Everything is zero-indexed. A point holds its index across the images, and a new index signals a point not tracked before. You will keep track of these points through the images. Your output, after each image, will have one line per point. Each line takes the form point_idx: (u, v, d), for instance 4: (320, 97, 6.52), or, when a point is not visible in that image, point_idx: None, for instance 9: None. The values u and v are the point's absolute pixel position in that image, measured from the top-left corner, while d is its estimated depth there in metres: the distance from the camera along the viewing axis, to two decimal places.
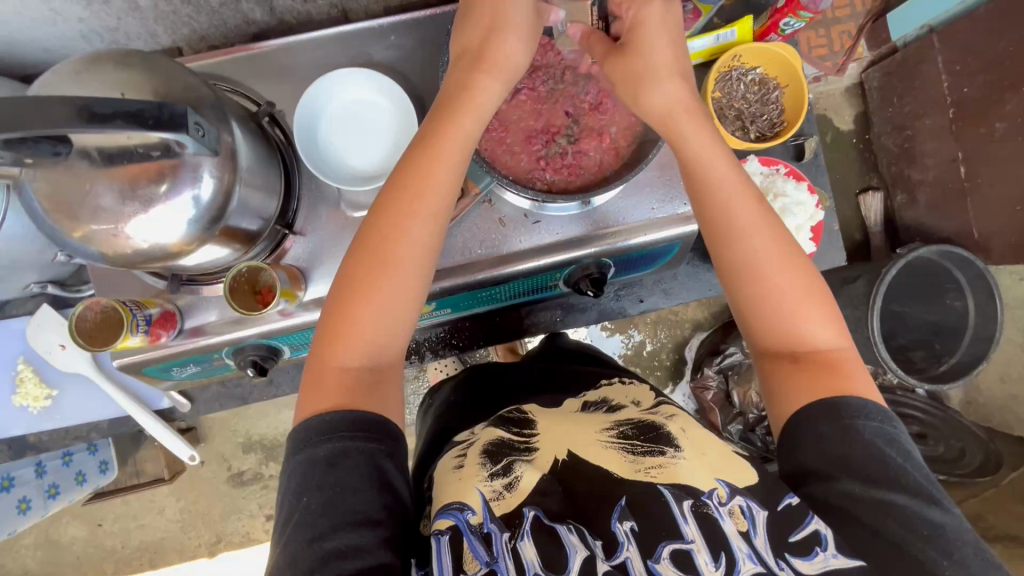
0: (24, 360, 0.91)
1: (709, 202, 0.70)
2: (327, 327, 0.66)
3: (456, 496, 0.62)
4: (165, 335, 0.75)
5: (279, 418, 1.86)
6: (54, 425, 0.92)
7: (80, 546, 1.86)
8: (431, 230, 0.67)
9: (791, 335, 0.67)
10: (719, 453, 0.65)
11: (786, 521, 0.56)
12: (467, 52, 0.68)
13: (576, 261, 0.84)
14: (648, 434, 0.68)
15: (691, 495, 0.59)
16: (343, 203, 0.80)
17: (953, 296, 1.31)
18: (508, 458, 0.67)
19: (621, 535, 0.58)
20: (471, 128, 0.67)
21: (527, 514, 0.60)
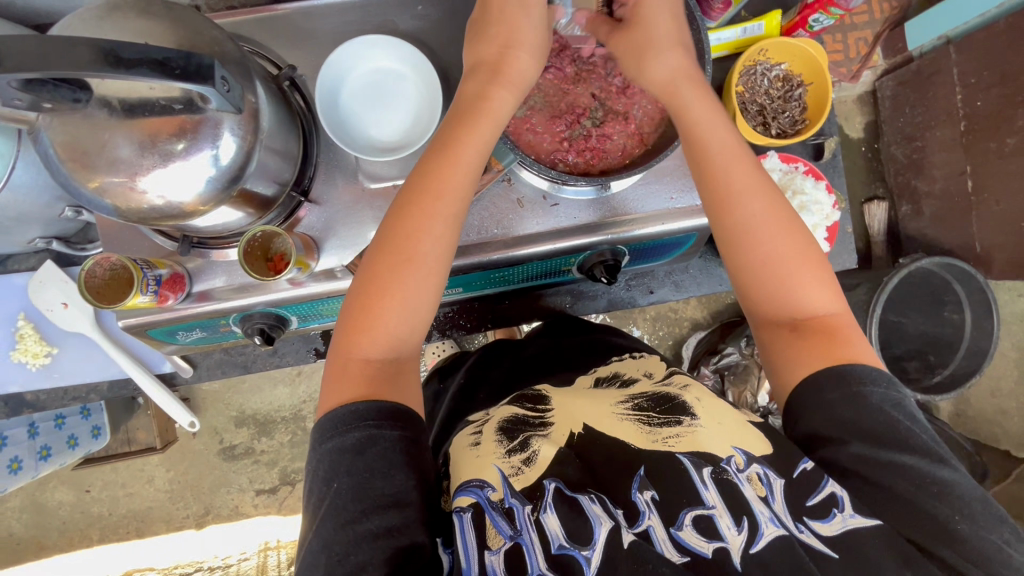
0: (24, 317, 0.90)
1: (711, 182, 0.70)
2: (348, 319, 0.65)
3: (475, 473, 0.62)
4: (173, 297, 0.74)
5: (273, 394, 1.86)
6: (52, 383, 0.90)
7: (67, 511, 1.85)
8: (446, 219, 0.66)
9: (789, 308, 0.67)
10: (734, 421, 0.65)
11: (801, 487, 0.57)
12: (473, 73, 0.70)
13: (591, 247, 0.83)
14: (663, 405, 0.67)
15: (710, 462, 0.60)
16: (361, 174, 0.79)
17: (952, 309, 1.32)
18: (523, 433, 0.67)
19: (643, 504, 0.59)
20: (486, 131, 0.67)
21: (547, 485, 0.60)
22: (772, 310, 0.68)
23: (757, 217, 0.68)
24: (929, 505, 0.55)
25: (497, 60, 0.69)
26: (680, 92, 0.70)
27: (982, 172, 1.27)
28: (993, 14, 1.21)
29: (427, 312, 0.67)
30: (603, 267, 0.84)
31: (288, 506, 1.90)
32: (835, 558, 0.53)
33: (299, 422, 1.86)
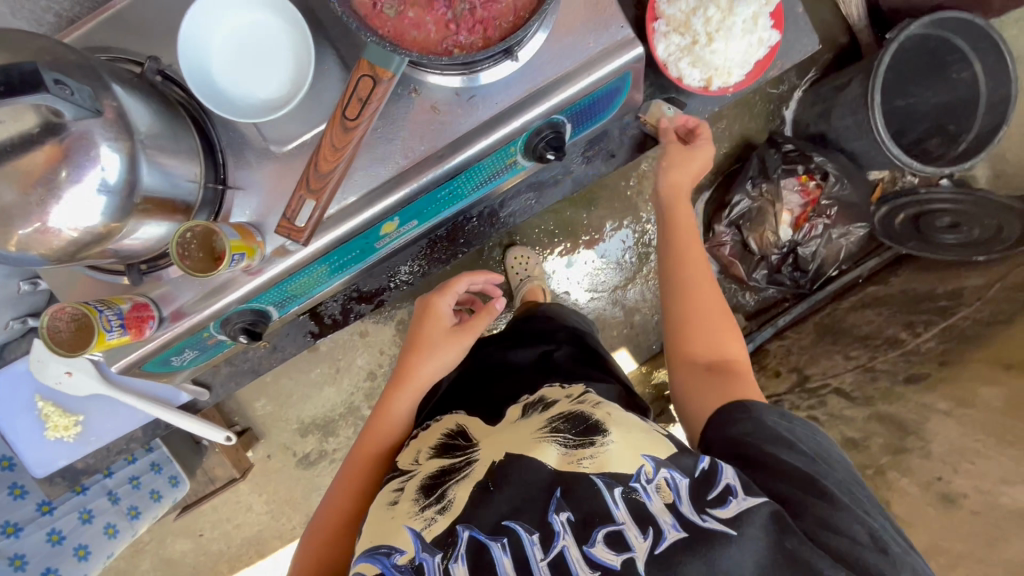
0: (41, 397, 0.94)
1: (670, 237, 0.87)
2: (303, 553, 0.74)
3: (386, 538, 0.61)
4: (144, 329, 0.74)
5: (323, 396, 1.92)
6: (92, 446, 0.96)
7: (192, 557, 2.01)
8: (381, 449, 0.83)
9: (699, 356, 0.78)
10: (644, 435, 0.67)
11: (703, 484, 0.61)
12: (428, 322, 0.88)
13: (526, 128, 0.78)
14: (579, 425, 0.68)
15: (621, 482, 0.61)
16: (270, 141, 0.74)
17: (959, 68, 1.19)
18: (441, 483, 0.67)
19: (558, 525, 0.59)
20: (407, 395, 0.85)
21: (460, 534, 0.59)
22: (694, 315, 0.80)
23: (687, 278, 0.83)
24: (816, 481, 0.62)
25: (445, 324, 0.88)
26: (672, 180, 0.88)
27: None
28: None
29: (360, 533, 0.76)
30: (546, 143, 0.80)
31: None
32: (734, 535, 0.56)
33: (355, 414, 1.93)
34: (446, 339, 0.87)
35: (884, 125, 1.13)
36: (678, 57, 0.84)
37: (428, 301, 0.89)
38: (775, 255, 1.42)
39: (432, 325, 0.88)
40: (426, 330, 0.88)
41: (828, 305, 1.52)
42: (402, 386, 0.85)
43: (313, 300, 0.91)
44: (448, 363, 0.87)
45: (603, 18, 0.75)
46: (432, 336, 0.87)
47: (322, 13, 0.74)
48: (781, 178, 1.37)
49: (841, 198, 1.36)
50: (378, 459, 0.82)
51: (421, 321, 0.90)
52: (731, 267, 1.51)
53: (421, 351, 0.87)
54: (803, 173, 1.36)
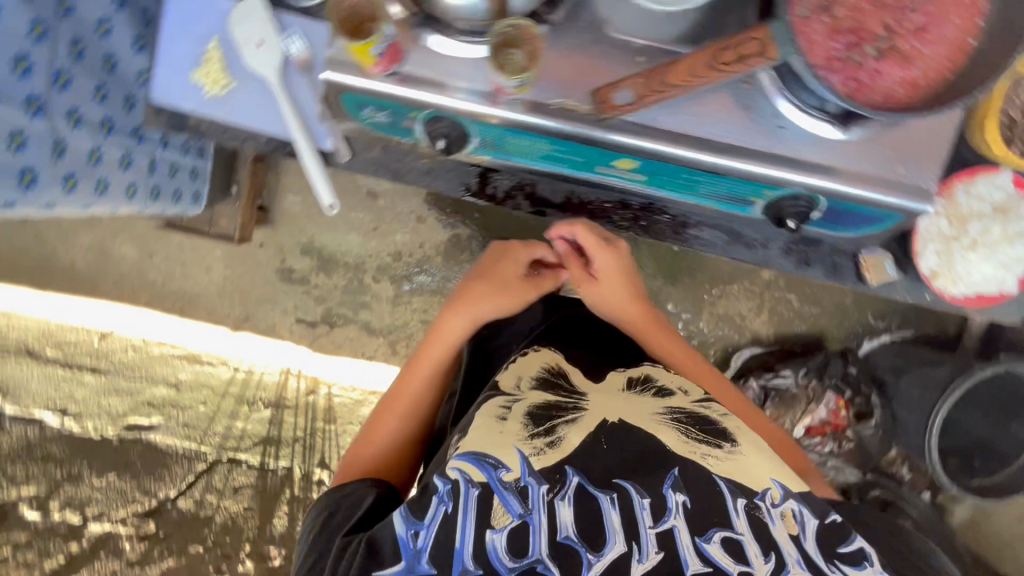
0: (217, 40, 0.86)
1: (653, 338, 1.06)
2: (364, 437, 1.01)
3: (493, 451, 0.76)
4: (385, 66, 0.71)
5: (344, 238, 1.96)
6: (219, 116, 0.88)
7: (126, 267, 1.99)
8: (427, 364, 1.02)
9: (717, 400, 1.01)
10: (768, 461, 0.80)
11: (832, 536, 0.74)
12: (510, 270, 1.05)
13: (791, 186, 0.77)
14: (700, 425, 0.83)
15: (745, 496, 0.74)
16: (610, 21, 0.74)
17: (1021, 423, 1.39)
18: (551, 421, 0.82)
19: (673, 503, 0.73)
20: (459, 325, 1.02)
21: (567, 478, 0.75)
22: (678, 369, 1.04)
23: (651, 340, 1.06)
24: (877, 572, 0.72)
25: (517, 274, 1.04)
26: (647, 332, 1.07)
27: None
28: None
29: (410, 427, 1.01)
30: (795, 212, 0.80)
31: (318, 344, 2.01)
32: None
33: (358, 273, 1.97)
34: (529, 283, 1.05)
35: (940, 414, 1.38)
36: (932, 239, 0.86)
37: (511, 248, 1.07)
38: None
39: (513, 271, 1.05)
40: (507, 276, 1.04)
41: None
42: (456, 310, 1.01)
43: (501, 164, 0.87)
44: (503, 305, 1.02)
45: (922, 160, 0.76)
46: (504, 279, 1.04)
47: None
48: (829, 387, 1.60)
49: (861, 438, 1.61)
50: (420, 374, 1.02)
51: (500, 274, 1.04)
52: None
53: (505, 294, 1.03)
54: (846, 397, 1.59)
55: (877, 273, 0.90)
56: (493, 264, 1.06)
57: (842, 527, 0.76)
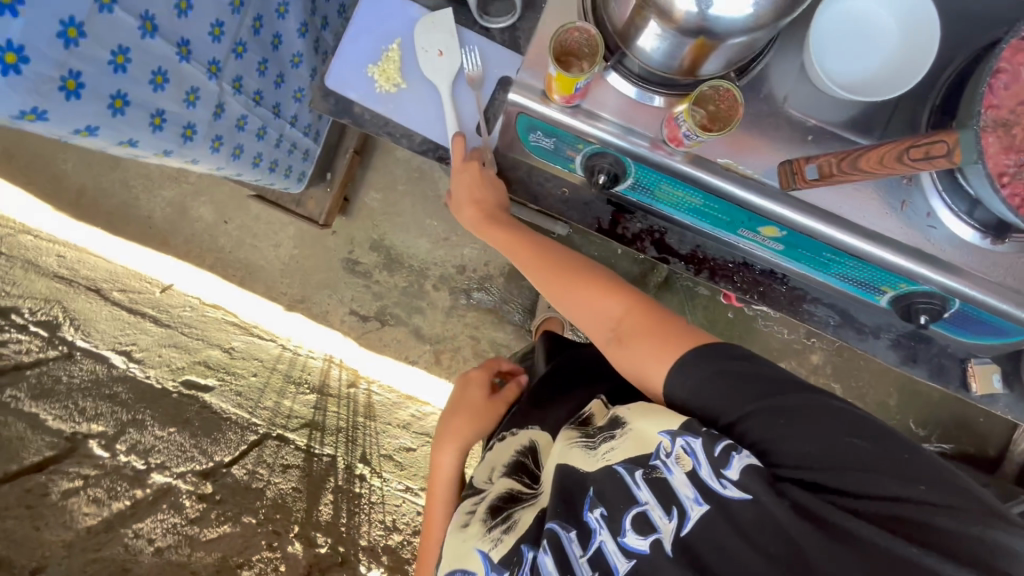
0: (399, 43, 0.93)
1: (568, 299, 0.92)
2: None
3: (459, 564, 0.88)
4: (574, 99, 0.76)
5: (414, 241, 2.00)
6: (383, 112, 0.93)
7: (200, 227, 2.04)
8: (442, 494, 1.10)
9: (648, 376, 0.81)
10: (642, 414, 0.79)
11: (716, 446, 0.68)
12: (489, 226, 0.96)
13: (931, 284, 0.80)
14: (603, 428, 0.84)
15: (642, 466, 0.75)
16: (790, 97, 0.77)
17: None
18: (510, 510, 0.90)
19: (593, 522, 0.74)
20: (450, 453, 1.11)
21: (525, 555, 0.79)
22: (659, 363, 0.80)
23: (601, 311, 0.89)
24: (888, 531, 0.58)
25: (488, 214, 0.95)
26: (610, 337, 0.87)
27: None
28: None
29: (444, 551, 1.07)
30: (926, 309, 0.83)
31: (366, 339, 2.04)
32: (750, 501, 0.64)
33: (420, 277, 2.00)
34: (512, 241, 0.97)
35: None
36: None
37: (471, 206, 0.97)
38: None
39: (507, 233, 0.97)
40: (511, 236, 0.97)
41: None
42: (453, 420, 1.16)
43: (645, 207, 0.91)
44: (479, 432, 1.16)
45: None
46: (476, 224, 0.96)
47: None
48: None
49: None
50: (445, 475, 1.11)
51: (468, 404, 1.19)
52: None
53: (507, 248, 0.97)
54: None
55: (984, 382, 0.92)
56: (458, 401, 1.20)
57: (712, 433, 0.70)
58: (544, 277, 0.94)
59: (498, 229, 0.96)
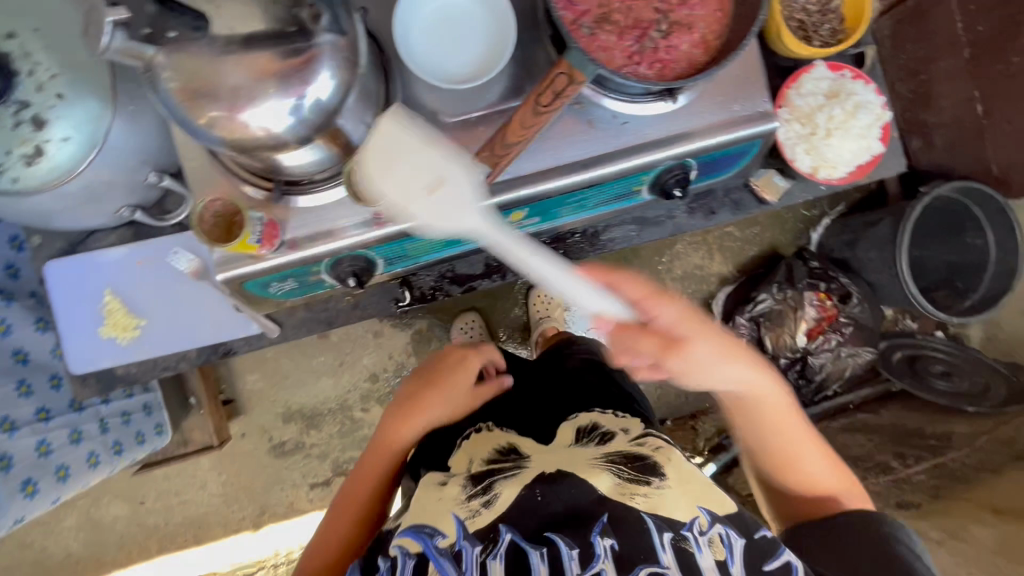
0: (110, 292, 0.88)
1: (782, 442, 0.86)
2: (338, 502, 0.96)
3: (429, 521, 0.78)
4: (269, 246, 0.76)
5: (318, 387, 1.93)
6: (142, 356, 0.90)
7: (123, 525, 1.89)
8: (371, 474, 0.96)
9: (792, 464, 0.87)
10: (698, 485, 0.80)
11: (761, 552, 0.74)
12: (649, 335, 0.74)
13: (661, 163, 0.85)
14: (634, 462, 0.82)
15: (671, 529, 0.73)
16: (439, 111, 0.79)
17: (973, 233, 1.37)
18: (489, 478, 0.83)
19: (600, 548, 0.71)
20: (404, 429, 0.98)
21: (502, 535, 0.74)
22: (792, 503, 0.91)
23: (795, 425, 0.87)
24: None
25: (676, 315, 0.75)
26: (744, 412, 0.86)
27: (993, 96, 1.23)
28: None
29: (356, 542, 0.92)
30: (675, 181, 0.87)
31: None
32: None
33: (345, 412, 1.92)
34: (715, 341, 0.77)
35: (907, 267, 1.38)
36: (796, 142, 0.94)
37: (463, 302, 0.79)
38: (786, 357, 1.65)
39: (687, 327, 0.76)
40: (680, 330, 0.75)
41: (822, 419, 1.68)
42: (414, 413, 0.98)
43: (418, 267, 0.92)
44: (420, 429, 0.98)
45: (750, 91, 0.85)
46: (692, 341, 0.75)
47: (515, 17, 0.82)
48: (804, 288, 1.64)
49: (858, 319, 1.61)
50: (381, 478, 0.97)
51: (414, 389, 1.01)
52: None
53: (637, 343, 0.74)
54: (823, 290, 1.63)
55: (770, 189, 1.00)
56: (414, 385, 1.02)
57: (773, 541, 0.75)
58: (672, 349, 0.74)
59: (676, 322, 0.75)
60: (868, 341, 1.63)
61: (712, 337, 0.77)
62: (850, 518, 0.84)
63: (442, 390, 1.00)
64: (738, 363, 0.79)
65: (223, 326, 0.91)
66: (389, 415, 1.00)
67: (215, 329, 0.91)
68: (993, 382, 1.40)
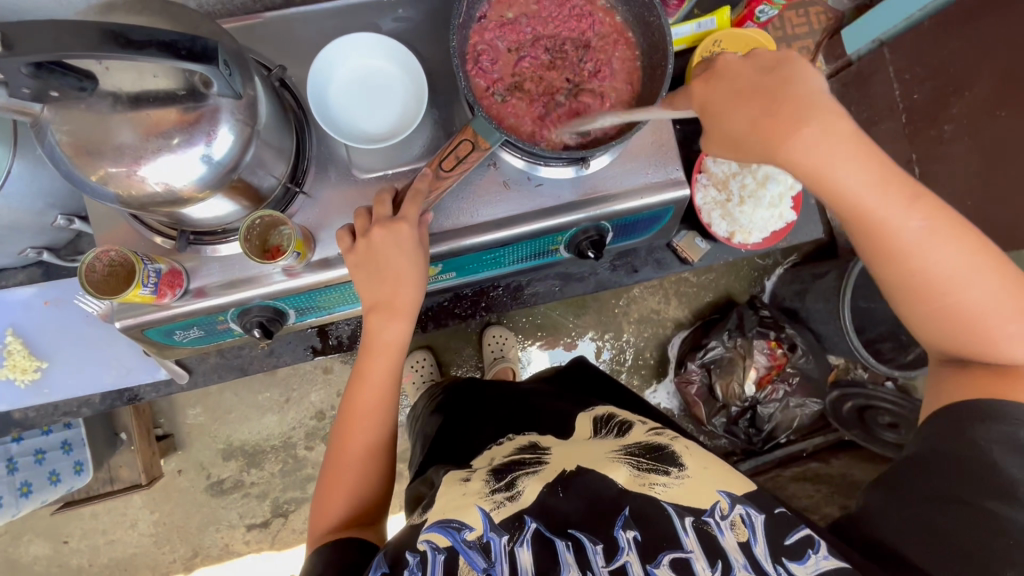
0: (13, 333, 0.86)
1: (877, 240, 0.63)
2: (331, 466, 0.81)
3: (457, 515, 0.73)
4: (171, 295, 0.75)
5: (262, 423, 1.86)
6: (42, 400, 0.87)
7: (42, 565, 1.80)
8: (372, 417, 0.81)
9: (929, 287, 0.64)
10: (718, 468, 0.79)
11: (782, 527, 0.70)
12: (750, 97, 0.58)
13: (575, 224, 0.87)
14: (651, 453, 0.81)
15: (693, 512, 0.71)
16: (352, 166, 0.81)
17: None
18: (511, 476, 0.80)
19: (624, 542, 0.69)
20: (399, 327, 0.79)
21: (526, 524, 0.72)
22: (956, 341, 0.67)
23: (971, 295, 0.64)
24: None
25: (755, 69, 0.59)
26: (909, 258, 0.63)
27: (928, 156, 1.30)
28: (916, 18, 1.31)
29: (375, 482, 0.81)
30: (589, 242, 0.89)
31: (281, 540, 1.86)
32: None
33: (289, 450, 1.85)
34: (818, 127, 0.57)
35: (849, 321, 1.42)
36: (712, 208, 0.98)
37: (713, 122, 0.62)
38: (735, 406, 1.64)
39: (803, 99, 0.56)
40: (782, 78, 0.57)
41: (774, 469, 1.71)
42: (392, 316, 0.77)
43: (331, 317, 0.92)
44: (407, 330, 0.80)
45: (663, 158, 0.88)
46: (810, 115, 0.56)
47: (438, 77, 0.85)
48: (754, 336, 1.61)
49: (804, 370, 1.60)
50: (372, 423, 0.81)
51: (363, 262, 0.74)
52: (694, 406, 1.73)
53: (720, 116, 0.60)
54: (773, 338, 1.60)
55: (692, 250, 1.03)
56: (363, 251, 0.73)
57: (791, 517, 0.72)
58: (743, 146, 0.60)
59: (766, 76, 0.58)
60: (814, 392, 1.63)
61: (815, 126, 0.57)
62: (1012, 335, 0.65)
63: (399, 229, 0.72)
64: (867, 164, 0.59)
65: (130, 371, 0.89)
66: (370, 323, 0.78)
67: (120, 373, 0.89)
68: None
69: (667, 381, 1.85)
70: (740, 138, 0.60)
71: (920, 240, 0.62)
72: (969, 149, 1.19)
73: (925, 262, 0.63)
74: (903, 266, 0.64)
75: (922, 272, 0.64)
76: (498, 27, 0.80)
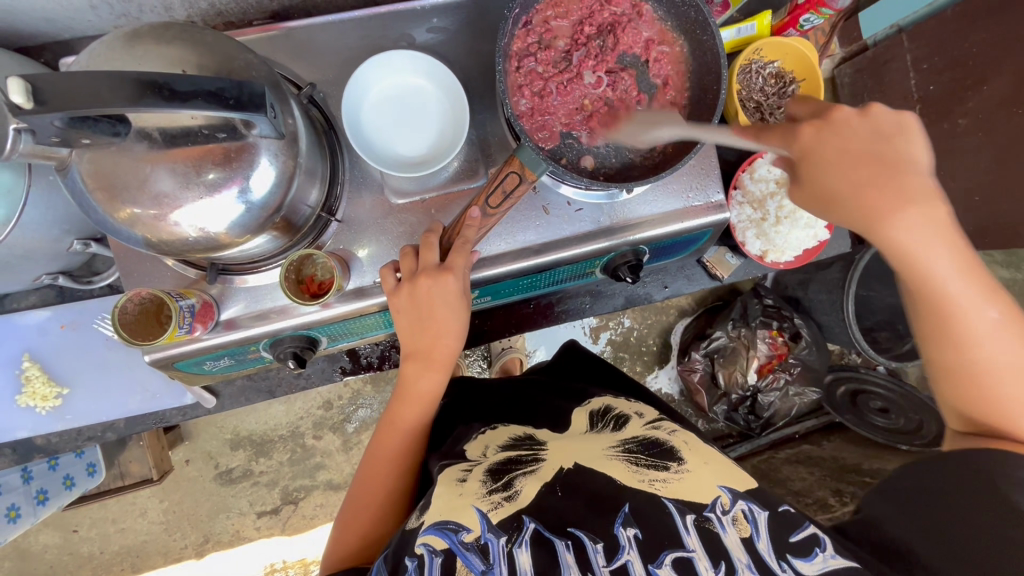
0: (29, 358, 0.89)
1: (937, 320, 0.62)
2: (352, 502, 0.79)
3: (452, 515, 0.66)
4: (203, 329, 0.72)
5: (268, 412, 1.82)
6: (64, 426, 0.91)
7: (53, 554, 1.81)
8: (399, 455, 0.80)
9: (978, 379, 0.62)
10: (718, 464, 0.73)
11: (785, 525, 0.64)
12: (858, 158, 0.59)
13: (614, 249, 0.85)
14: (650, 449, 0.74)
15: (693, 509, 0.65)
16: (386, 190, 0.77)
17: None
18: (508, 473, 0.73)
19: (623, 540, 0.63)
20: (435, 377, 0.78)
21: (526, 524, 0.66)
22: (986, 417, 0.62)
23: (1015, 390, 0.61)
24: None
25: (868, 129, 0.60)
26: (968, 339, 0.61)
27: (941, 151, 1.21)
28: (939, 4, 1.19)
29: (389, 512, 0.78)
30: (627, 266, 0.86)
31: (291, 526, 1.85)
32: None
33: (297, 439, 1.82)
34: (915, 206, 0.58)
35: (852, 312, 1.33)
36: (747, 226, 0.98)
37: (816, 178, 0.62)
38: (737, 394, 1.58)
39: (908, 179, 0.59)
40: (894, 148, 0.59)
41: (769, 451, 1.69)
42: (427, 366, 0.77)
43: (361, 340, 0.91)
44: (444, 382, 0.79)
45: (705, 179, 0.84)
46: (904, 194, 0.59)
47: (474, 93, 0.80)
48: (758, 326, 1.54)
49: (807, 361, 1.54)
50: (404, 460, 0.80)
51: (406, 308, 0.73)
52: (697, 393, 1.68)
53: (819, 167, 0.61)
54: (776, 327, 1.53)
55: (723, 266, 1.02)
56: (409, 305, 0.72)
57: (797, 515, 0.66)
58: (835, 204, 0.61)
59: (877, 141, 0.60)
60: (813, 381, 1.57)
61: (910, 186, 0.58)
62: None
63: (446, 279, 0.70)
64: (953, 248, 0.60)
65: (155, 396, 0.92)
66: (405, 371, 0.78)
67: (145, 398, 0.92)
68: (927, 420, 1.51)
69: (670, 366, 1.82)
70: (834, 195, 0.61)
71: (988, 321, 0.61)
72: (985, 147, 1.12)
73: (980, 354, 0.61)
74: (964, 356, 0.62)
75: (970, 359, 0.62)
76: (538, 42, 0.74)
